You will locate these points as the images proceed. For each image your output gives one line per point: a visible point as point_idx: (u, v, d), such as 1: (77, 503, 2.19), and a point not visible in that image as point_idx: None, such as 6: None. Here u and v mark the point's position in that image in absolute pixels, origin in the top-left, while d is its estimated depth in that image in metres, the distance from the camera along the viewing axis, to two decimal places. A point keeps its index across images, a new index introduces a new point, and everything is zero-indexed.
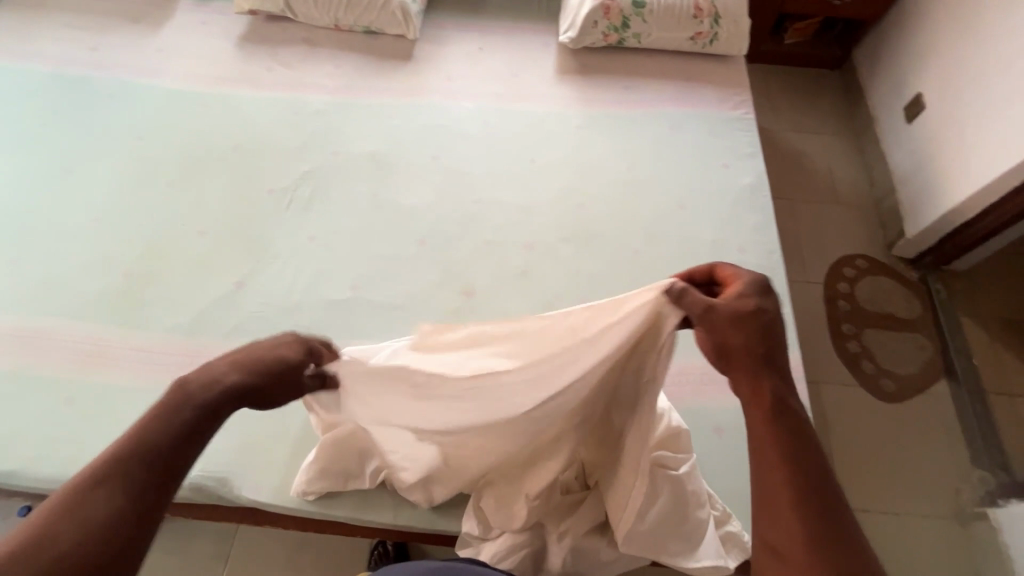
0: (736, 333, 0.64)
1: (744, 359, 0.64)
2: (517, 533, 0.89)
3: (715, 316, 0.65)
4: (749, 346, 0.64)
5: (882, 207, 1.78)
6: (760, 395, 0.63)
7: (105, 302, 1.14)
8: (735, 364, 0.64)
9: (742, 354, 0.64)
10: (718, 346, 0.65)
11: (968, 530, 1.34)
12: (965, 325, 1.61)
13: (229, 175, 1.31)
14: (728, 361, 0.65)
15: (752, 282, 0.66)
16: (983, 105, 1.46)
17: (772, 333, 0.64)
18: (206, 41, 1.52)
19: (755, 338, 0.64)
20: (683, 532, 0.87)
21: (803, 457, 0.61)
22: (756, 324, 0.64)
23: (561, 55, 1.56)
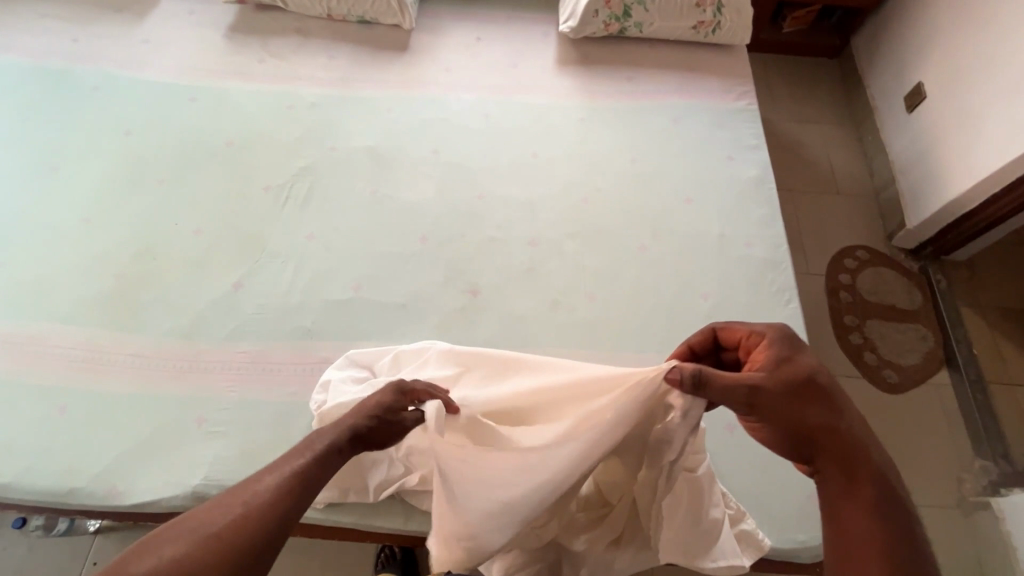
0: (798, 405, 0.66)
1: (813, 431, 0.65)
2: (532, 549, 0.87)
3: (769, 394, 0.66)
4: (814, 414, 0.65)
5: (882, 198, 1.78)
6: (841, 462, 0.64)
7: (96, 306, 1.10)
8: (808, 437, 0.65)
9: (812, 426, 0.65)
10: (786, 426, 0.66)
11: (970, 519, 1.35)
12: (965, 315, 1.61)
13: (222, 172, 1.27)
14: (799, 437, 0.66)
15: (775, 341, 0.70)
16: (986, 95, 1.46)
17: (822, 392, 0.66)
18: (193, 32, 1.46)
19: (816, 404, 0.66)
20: (701, 534, 0.84)
21: (895, 511, 0.60)
22: (810, 389, 0.66)
23: (561, 45, 1.52)
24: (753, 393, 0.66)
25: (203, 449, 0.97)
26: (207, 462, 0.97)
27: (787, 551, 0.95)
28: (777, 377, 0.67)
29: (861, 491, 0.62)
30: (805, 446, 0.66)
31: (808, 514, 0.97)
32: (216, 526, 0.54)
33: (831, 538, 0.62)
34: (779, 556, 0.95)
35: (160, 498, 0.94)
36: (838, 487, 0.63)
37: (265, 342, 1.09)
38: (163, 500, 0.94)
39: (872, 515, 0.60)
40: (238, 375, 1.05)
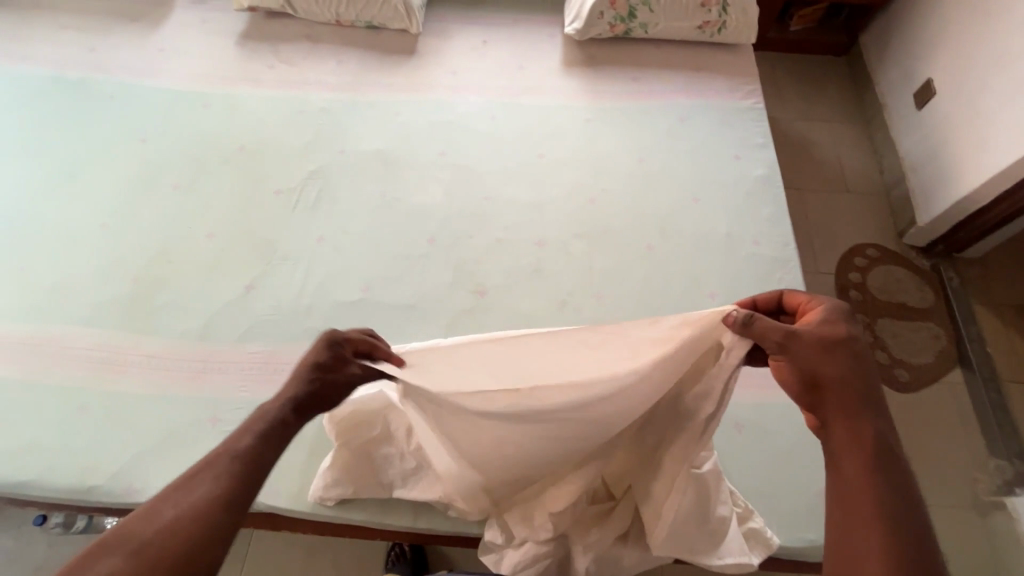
0: (830, 361, 0.63)
1: (837, 389, 0.62)
2: (540, 543, 0.86)
3: (806, 342, 0.64)
4: (844, 373, 0.63)
5: (893, 195, 1.76)
6: (856, 431, 0.61)
7: (113, 308, 1.13)
8: (827, 393, 0.63)
9: (836, 383, 0.63)
10: (809, 376, 0.63)
11: (986, 519, 1.34)
12: (978, 312, 1.60)
13: (234, 177, 1.29)
14: (818, 392, 0.64)
15: (834, 309, 0.67)
16: (996, 91, 1.44)
17: (864, 361, 0.64)
18: (206, 39, 1.49)
19: (848, 366, 0.63)
20: (709, 530, 0.86)
21: (896, 485, 0.58)
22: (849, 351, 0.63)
23: (566, 47, 1.54)
24: (789, 339, 0.64)
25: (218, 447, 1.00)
26: None
27: (797, 550, 0.95)
28: (819, 330, 0.64)
29: (867, 459, 0.59)
30: (821, 406, 0.63)
31: (818, 513, 0.97)
32: (177, 513, 0.55)
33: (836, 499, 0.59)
34: (789, 555, 0.95)
35: None
36: (846, 454, 0.60)
37: (277, 343, 1.11)
38: None
39: (875, 479, 0.58)
40: (251, 376, 1.07)
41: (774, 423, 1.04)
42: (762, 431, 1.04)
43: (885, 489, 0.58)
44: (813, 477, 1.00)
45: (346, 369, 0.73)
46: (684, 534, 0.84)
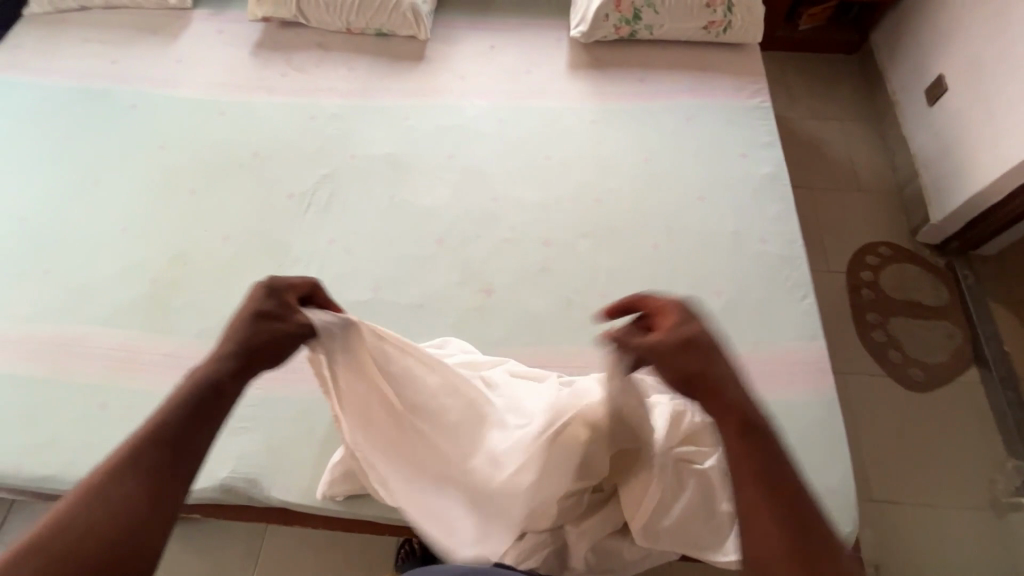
0: (687, 357, 0.67)
1: (706, 382, 0.66)
2: (540, 532, 0.88)
3: (657, 348, 0.68)
4: (705, 366, 0.67)
5: (906, 193, 1.74)
6: (735, 416, 0.64)
7: (133, 309, 1.17)
8: (698, 387, 0.67)
9: (699, 376, 0.66)
10: (680, 375, 0.67)
11: (1004, 521, 1.31)
12: (994, 310, 1.57)
13: (249, 181, 1.33)
14: (692, 387, 0.67)
15: (678, 312, 0.70)
16: (1008, 85, 1.42)
17: (713, 356, 0.67)
18: (222, 50, 1.54)
19: (702, 359, 0.67)
20: (711, 526, 0.87)
21: (776, 476, 0.60)
22: (681, 345, 0.68)
23: (573, 49, 1.55)
24: (656, 346, 0.68)
25: (233, 443, 1.03)
26: (235, 456, 1.02)
27: None
28: (669, 332, 0.69)
29: (752, 457, 0.62)
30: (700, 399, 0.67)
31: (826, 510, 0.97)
32: (101, 493, 0.55)
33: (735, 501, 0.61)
34: None
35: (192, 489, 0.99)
36: (729, 438, 0.63)
37: None
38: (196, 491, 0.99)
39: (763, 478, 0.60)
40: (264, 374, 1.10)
41: (780, 421, 1.04)
42: (768, 428, 1.04)
43: (767, 466, 0.61)
44: (820, 474, 1.00)
45: (290, 316, 0.76)
46: (685, 528, 0.86)
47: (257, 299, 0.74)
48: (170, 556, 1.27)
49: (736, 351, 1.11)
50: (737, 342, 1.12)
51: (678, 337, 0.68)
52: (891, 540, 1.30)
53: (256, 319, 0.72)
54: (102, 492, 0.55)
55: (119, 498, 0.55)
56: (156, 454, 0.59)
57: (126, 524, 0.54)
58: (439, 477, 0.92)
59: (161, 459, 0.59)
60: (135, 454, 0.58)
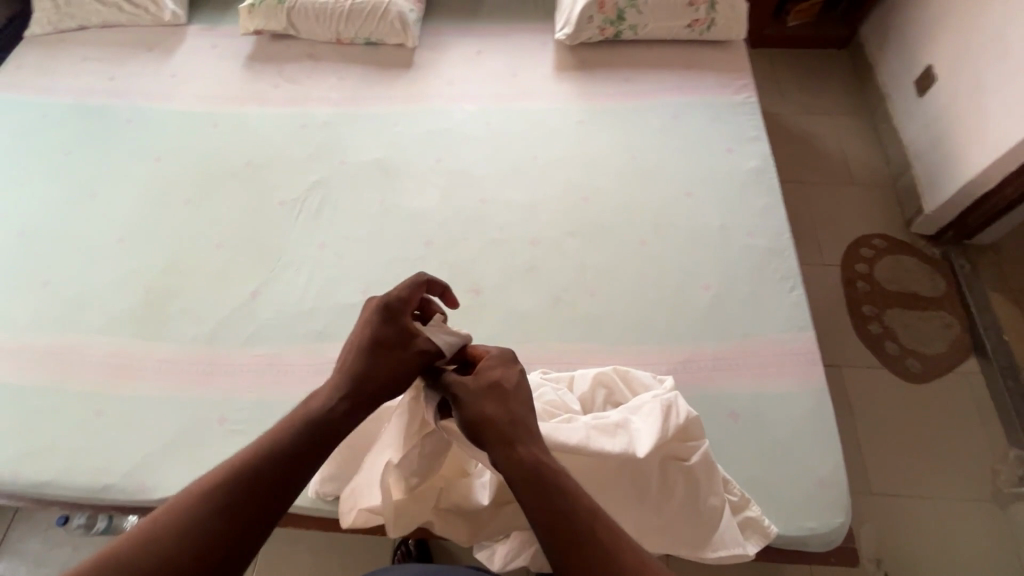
0: (482, 402, 0.71)
1: (499, 430, 0.69)
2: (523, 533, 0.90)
3: (466, 395, 0.73)
4: (497, 415, 0.70)
5: (899, 184, 1.73)
6: (528, 466, 0.66)
7: (128, 317, 1.19)
8: (487, 436, 0.69)
9: (489, 424, 0.69)
10: (472, 421, 0.71)
11: (1007, 512, 1.29)
12: (993, 299, 1.55)
13: (242, 190, 1.35)
14: (480, 432, 0.70)
15: (499, 357, 0.76)
16: (996, 73, 1.42)
17: (514, 401, 0.71)
18: (215, 63, 1.58)
19: (492, 408, 0.70)
20: (699, 520, 0.87)
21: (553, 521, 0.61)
22: (480, 391, 0.72)
23: (559, 52, 1.57)
24: (462, 390, 0.73)
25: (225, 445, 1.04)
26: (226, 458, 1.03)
27: (796, 539, 0.94)
28: (478, 380, 0.73)
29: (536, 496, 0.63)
30: (489, 446, 0.69)
31: (817, 500, 0.96)
32: (223, 508, 0.58)
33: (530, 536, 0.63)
34: (789, 545, 0.94)
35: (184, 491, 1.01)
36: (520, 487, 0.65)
37: (279, 346, 1.15)
38: None
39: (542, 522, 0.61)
40: (256, 377, 1.11)
41: (771, 413, 1.04)
42: (757, 420, 1.03)
43: (545, 518, 0.62)
44: (811, 464, 0.99)
45: (410, 342, 0.76)
46: (669, 521, 0.87)
47: (376, 319, 0.76)
48: None
49: (724, 344, 1.11)
50: (725, 335, 1.12)
51: (482, 385, 0.72)
52: (890, 535, 1.28)
53: (373, 343, 0.74)
54: (221, 500, 0.59)
55: (238, 500, 0.59)
56: (277, 466, 0.63)
57: (236, 524, 0.58)
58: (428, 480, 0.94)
59: (281, 472, 0.63)
60: (263, 461, 0.62)
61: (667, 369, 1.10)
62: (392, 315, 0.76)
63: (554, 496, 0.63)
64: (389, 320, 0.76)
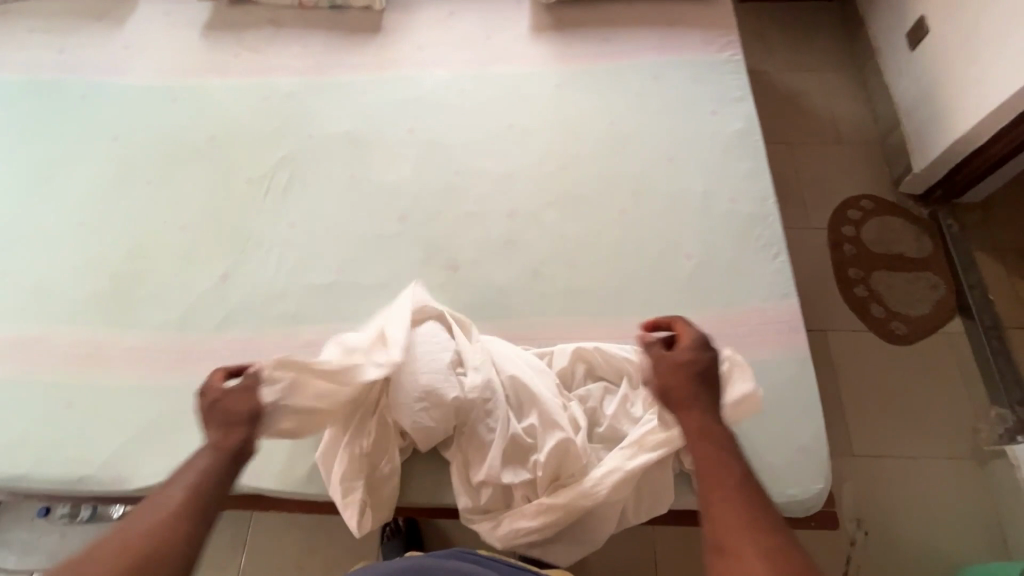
0: (699, 355, 0.79)
1: (711, 374, 0.78)
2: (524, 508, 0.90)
3: (674, 354, 0.79)
4: (711, 363, 0.79)
5: (889, 142, 1.69)
6: (703, 430, 0.73)
7: (94, 303, 1.15)
8: (705, 377, 0.78)
9: (704, 371, 0.78)
10: (685, 368, 0.78)
11: (984, 469, 1.31)
12: (980, 259, 1.53)
13: (206, 167, 1.29)
14: (694, 379, 0.77)
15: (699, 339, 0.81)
16: (988, 20, 1.35)
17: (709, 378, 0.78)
18: (171, 32, 1.48)
19: (710, 358, 0.79)
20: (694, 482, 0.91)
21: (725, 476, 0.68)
22: (699, 344, 0.80)
23: (535, 11, 1.49)
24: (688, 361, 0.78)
25: (201, 432, 1.03)
26: None
27: (777, 506, 0.94)
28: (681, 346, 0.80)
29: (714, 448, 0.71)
30: (705, 397, 0.76)
31: (797, 467, 0.96)
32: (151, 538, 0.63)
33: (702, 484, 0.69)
34: (770, 512, 0.94)
35: (162, 481, 0.99)
36: (701, 487, 0.68)
37: (252, 330, 1.12)
38: (167, 483, 0.99)
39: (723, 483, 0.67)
40: (229, 363, 1.09)
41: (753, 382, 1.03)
42: None
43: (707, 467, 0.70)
44: (792, 431, 0.99)
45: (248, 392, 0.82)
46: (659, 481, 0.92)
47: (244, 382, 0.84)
48: None
49: (708, 313, 1.09)
50: (708, 304, 1.11)
51: (700, 341, 0.80)
52: (872, 496, 1.30)
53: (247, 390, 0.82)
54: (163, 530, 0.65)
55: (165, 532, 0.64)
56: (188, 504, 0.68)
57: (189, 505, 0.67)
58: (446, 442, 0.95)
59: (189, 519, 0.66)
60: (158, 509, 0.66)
61: None
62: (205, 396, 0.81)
63: (715, 479, 0.68)
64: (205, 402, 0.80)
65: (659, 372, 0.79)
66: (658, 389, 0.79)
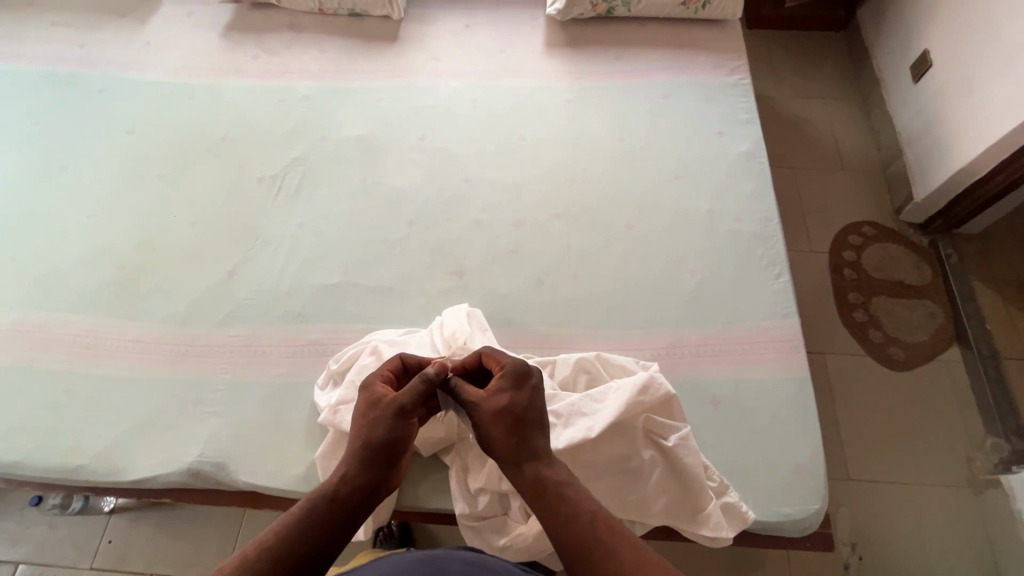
0: (517, 396, 0.80)
1: (532, 414, 0.79)
2: (517, 522, 0.90)
3: (490, 398, 0.79)
4: (530, 400, 0.79)
5: (891, 171, 1.71)
6: (536, 490, 0.74)
7: (99, 294, 1.16)
8: (525, 419, 0.78)
9: (522, 412, 0.78)
10: (503, 416, 0.78)
11: (980, 498, 1.31)
12: (977, 288, 1.55)
13: (219, 164, 1.31)
14: (514, 424, 0.77)
15: (513, 370, 0.81)
16: (989, 57, 1.38)
17: (529, 420, 0.79)
18: (191, 32, 1.51)
19: (528, 396, 0.80)
20: (689, 495, 0.90)
21: (575, 517, 0.71)
22: (516, 382, 0.80)
23: (549, 28, 1.52)
24: (476, 400, 0.80)
25: (200, 426, 1.03)
26: (202, 439, 1.01)
27: (772, 524, 0.94)
28: (497, 388, 0.80)
29: (542, 499, 0.73)
30: (528, 440, 0.77)
31: (794, 487, 0.96)
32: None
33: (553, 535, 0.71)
34: (765, 529, 0.94)
35: (158, 473, 0.99)
36: (556, 538, 0.71)
37: (256, 327, 1.12)
38: (162, 476, 0.99)
39: (566, 518, 0.71)
40: (233, 359, 1.09)
41: (754, 399, 1.04)
42: (738, 406, 1.03)
43: (548, 521, 0.72)
44: (789, 448, 1.00)
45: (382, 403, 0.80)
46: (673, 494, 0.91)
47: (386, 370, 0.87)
48: (145, 542, 1.27)
49: (710, 329, 1.10)
50: (710, 320, 1.12)
51: (511, 381, 0.80)
52: (866, 520, 1.30)
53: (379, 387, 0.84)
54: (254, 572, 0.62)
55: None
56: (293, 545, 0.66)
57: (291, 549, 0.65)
58: (450, 452, 0.96)
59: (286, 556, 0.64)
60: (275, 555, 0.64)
61: (651, 356, 1.09)
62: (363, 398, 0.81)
63: (567, 535, 0.70)
64: (361, 403, 0.80)
65: (479, 421, 0.79)
66: (481, 438, 0.79)
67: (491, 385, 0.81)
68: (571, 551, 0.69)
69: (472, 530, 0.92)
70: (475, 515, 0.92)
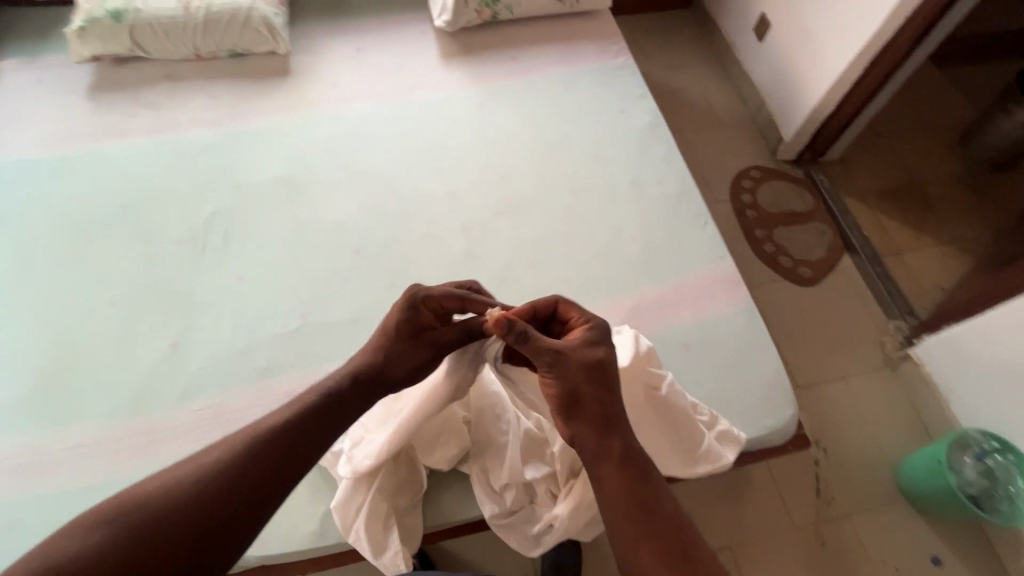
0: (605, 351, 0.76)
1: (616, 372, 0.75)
2: (546, 508, 0.92)
3: (583, 349, 0.74)
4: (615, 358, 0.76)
5: (760, 120, 1.96)
6: (615, 460, 0.70)
7: (20, 407, 1.01)
8: (611, 376, 0.74)
9: (611, 368, 0.75)
10: (597, 368, 0.73)
11: (897, 374, 1.55)
12: (849, 202, 1.82)
13: (127, 235, 1.19)
14: (603, 378, 0.73)
15: (599, 327, 0.77)
16: (815, 11, 1.64)
17: (614, 378, 0.75)
18: (48, 100, 1.35)
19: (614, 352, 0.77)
20: (692, 433, 0.98)
21: (650, 496, 0.69)
22: (603, 338, 0.76)
23: (440, 39, 1.56)
24: (566, 350, 0.73)
25: None
26: None
27: (760, 437, 1.06)
28: (589, 341, 0.75)
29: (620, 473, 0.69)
30: (614, 400, 0.73)
31: (769, 402, 1.09)
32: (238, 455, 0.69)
33: (628, 515, 0.67)
34: (755, 444, 1.06)
35: None
36: (630, 515, 0.67)
37: (221, 394, 1.04)
38: None
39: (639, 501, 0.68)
40: (203, 433, 1.00)
41: (716, 335, 1.15)
42: (705, 344, 1.14)
43: (625, 498, 0.68)
44: (756, 368, 1.12)
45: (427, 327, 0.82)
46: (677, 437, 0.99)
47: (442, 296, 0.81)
48: None
49: (663, 285, 1.21)
50: (660, 276, 1.22)
51: (600, 334, 0.76)
52: (822, 420, 1.48)
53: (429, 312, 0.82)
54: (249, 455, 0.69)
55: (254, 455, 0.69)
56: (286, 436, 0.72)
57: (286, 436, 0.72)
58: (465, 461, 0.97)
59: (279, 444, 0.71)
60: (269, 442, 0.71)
61: (620, 320, 1.16)
62: (414, 318, 0.81)
63: (644, 514, 0.67)
64: (411, 323, 0.80)
65: (569, 373, 0.72)
66: (568, 389, 0.73)
67: (577, 337, 0.76)
68: (648, 531, 0.66)
69: (505, 528, 0.94)
70: (505, 513, 0.93)
